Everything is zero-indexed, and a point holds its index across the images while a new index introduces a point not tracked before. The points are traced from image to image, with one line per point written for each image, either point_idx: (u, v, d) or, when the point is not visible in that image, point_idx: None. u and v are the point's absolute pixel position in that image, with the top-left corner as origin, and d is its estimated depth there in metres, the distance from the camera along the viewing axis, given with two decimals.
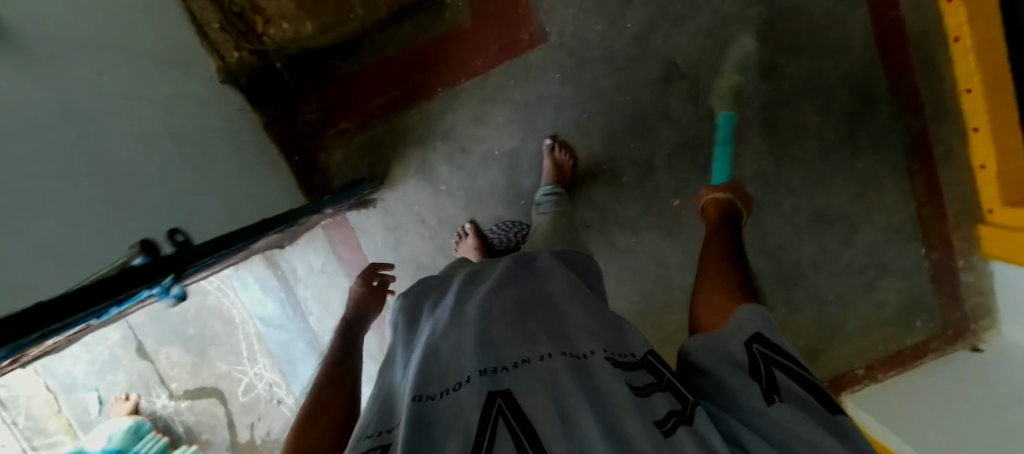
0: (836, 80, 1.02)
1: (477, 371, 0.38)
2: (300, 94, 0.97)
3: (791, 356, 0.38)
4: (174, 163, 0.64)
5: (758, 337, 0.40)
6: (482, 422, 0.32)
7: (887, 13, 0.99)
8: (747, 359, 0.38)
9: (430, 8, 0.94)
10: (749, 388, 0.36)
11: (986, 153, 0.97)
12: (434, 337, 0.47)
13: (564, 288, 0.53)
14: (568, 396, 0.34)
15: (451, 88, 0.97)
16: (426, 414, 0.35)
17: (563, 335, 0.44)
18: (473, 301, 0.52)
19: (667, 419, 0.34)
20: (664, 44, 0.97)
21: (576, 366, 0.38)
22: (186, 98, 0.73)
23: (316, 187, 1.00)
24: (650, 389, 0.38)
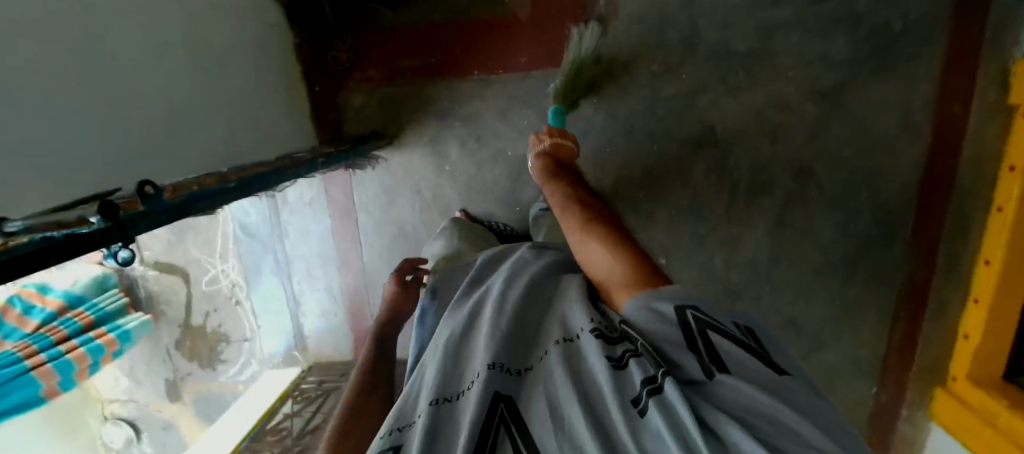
0: (864, 203, 0.99)
1: (485, 364, 0.37)
2: (338, 29, 0.95)
3: (718, 321, 0.37)
4: (184, 71, 0.64)
5: (694, 304, 0.38)
6: (485, 427, 0.32)
7: (944, 159, 0.94)
8: (683, 326, 0.36)
9: None
10: (688, 361, 0.33)
11: (975, 325, 0.93)
12: (452, 319, 0.46)
13: (573, 277, 0.51)
14: (558, 386, 0.34)
15: (487, 75, 0.95)
16: (442, 424, 0.34)
17: (559, 319, 0.43)
18: (490, 282, 0.50)
19: (639, 394, 0.31)
20: (710, 107, 0.94)
21: (567, 354, 0.37)
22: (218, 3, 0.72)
23: (329, 123, 1.00)
24: (625, 357, 0.34)
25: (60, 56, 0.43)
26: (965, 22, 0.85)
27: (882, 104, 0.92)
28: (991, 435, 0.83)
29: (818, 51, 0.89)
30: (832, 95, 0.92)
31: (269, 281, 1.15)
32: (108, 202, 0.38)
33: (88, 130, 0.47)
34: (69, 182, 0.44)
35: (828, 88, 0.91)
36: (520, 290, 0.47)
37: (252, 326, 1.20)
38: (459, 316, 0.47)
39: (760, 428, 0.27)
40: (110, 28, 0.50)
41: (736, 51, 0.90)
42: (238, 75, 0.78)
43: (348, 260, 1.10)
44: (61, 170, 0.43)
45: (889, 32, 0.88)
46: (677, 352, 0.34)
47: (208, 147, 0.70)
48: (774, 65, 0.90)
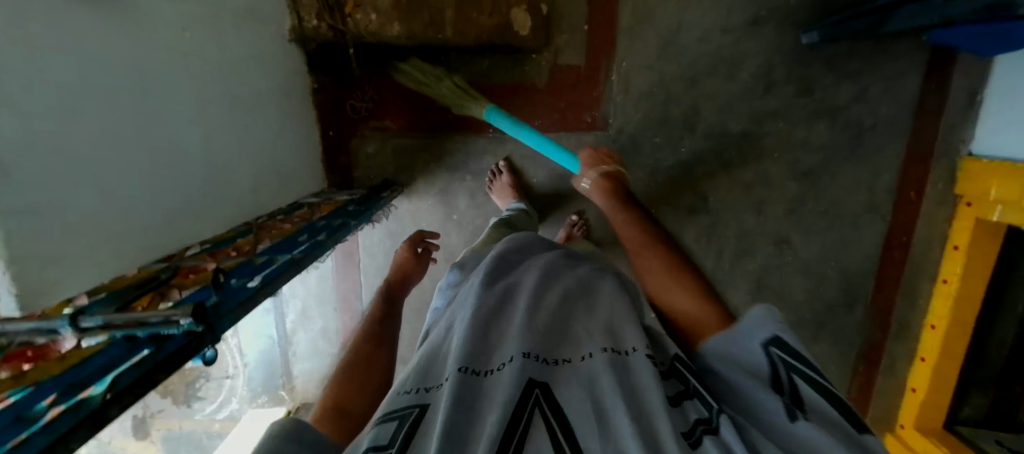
0: (832, 271, 1.09)
1: (521, 353, 0.41)
2: (358, 80, 0.95)
3: (808, 364, 0.40)
4: (219, 129, 0.65)
5: (776, 339, 0.42)
6: (522, 405, 0.36)
7: (899, 236, 1.06)
8: (770, 369, 0.41)
9: (516, 55, 0.94)
10: (772, 402, 0.37)
11: (921, 380, 1.08)
12: (479, 310, 0.50)
13: (610, 284, 0.56)
14: (606, 393, 0.37)
15: (502, 133, 0.98)
16: (471, 388, 0.39)
17: (605, 330, 0.46)
18: (523, 287, 0.55)
19: (692, 429, 0.35)
20: (704, 179, 1.02)
21: (615, 362, 0.41)
22: (251, 57, 0.74)
23: (339, 168, 1.00)
24: (679, 398, 0.39)
25: (111, 136, 0.43)
26: (921, 124, 0.98)
27: (853, 185, 1.02)
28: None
29: (801, 137, 0.99)
30: (810, 176, 1.01)
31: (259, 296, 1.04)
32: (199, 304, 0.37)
33: (130, 196, 0.47)
34: (102, 249, 0.43)
35: (808, 169, 1.01)
36: (561, 299, 0.52)
37: (236, 363, 1.07)
38: (489, 305, 0.51)
39: None
40: (157, 100, 0.51)
41: (730, 130, 0.98)
42: (266, 121, 0.79)
43: (346, 301, 1.11)
44: (101, 242, 0.43)
45: (862, 125, 0.98)
46: (761, 388, 0.38)
47: (240, 200, 0.71)
48: (763, 147, 0.99)
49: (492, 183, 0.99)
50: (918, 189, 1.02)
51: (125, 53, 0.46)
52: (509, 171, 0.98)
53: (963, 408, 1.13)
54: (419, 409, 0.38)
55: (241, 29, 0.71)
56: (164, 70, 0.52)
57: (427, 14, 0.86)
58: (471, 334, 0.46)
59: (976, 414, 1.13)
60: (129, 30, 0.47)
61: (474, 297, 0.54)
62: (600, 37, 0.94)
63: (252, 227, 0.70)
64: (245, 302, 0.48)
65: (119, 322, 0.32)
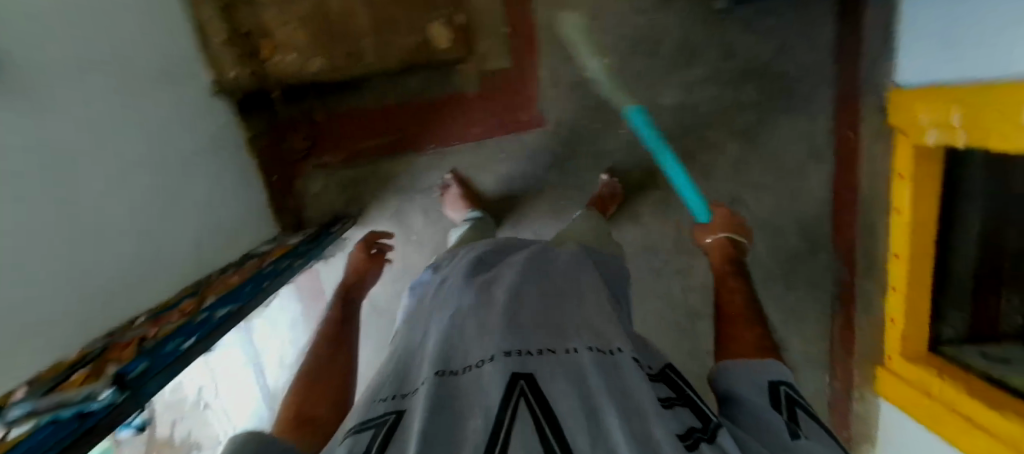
0: (790, 221, 1.12)
1: (501, 352, 0.42)
2: (291, 122, 0.96)
3: (810, 407, 0.48)
4: (148, 195, 0.65)
5: (785, 382, 0.51)
6: (509, 395, 0.36)
7: (846, 177, 1.09)
8: (774, 396, 0.48)
9: (440, 70, 0.96)
10: (778, 421, 0.43)
11: (897, 311, 1.08)
12: (460, 316, 0.52)
13: (591, 281, 0.61)
14: (595, 391, 0.38)
15: (442, 148, 1.00)
16: (449, 388, 0.40)
17: (588, 327, 0.49)
18: (500, 287, 0.56)
19: (691, 435, 0.37)
20: (648, 156, 1.04)
21: (602, 360, 0.43)
22: (169, 119, 0.74)
23: (289, 211, 1.00)
24: (672, 403, 0.44)
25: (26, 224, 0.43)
26: (843, 66, 1.02)
27: (790, 137, 1.05)
28: (929, 403, 0.97)
29: (731, 99, 1.01)
30: (748, 135, 1.04)
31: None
32: (118, 376, 0.39)
33: (53, 282, 0.46)
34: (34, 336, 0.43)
35: (744, 129, 1.04)
36: (540, 297, 0.54)
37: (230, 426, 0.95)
38: (469, 308, 0.53)
39: None
40: (74, 178, 0.51)
41: (664, 105, 1.01)
42: (199, 178, 0.79)
43: None
44: (28, 330, 0.42)
45: (787, 78, 1.01)
46: (765, 410, 0.45)
47: (180, 264, 0.70)
48: (698, 115, 1.02)
49: (443, 197, 0.99)
50: (855, 129, 1.05)
51: (38, 141, 0.47)
52: (458, 182, 0.99)
53: (944, 329, 1.10)
54: (396, 415, 0.38)
55: (159, 91, 0.72)
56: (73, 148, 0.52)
57: (344, 44, 0.86)
58: (448, 338, 0.48)
59: (958, 335, 1.10)
60: (36, 115, 0.48)
61: (455, 305, 0.56)
62: (521, 38, 0.95)
63: (200, 284, 0.69)
64: (176, 362, 0.47)
65: (47, 406, 0.32)
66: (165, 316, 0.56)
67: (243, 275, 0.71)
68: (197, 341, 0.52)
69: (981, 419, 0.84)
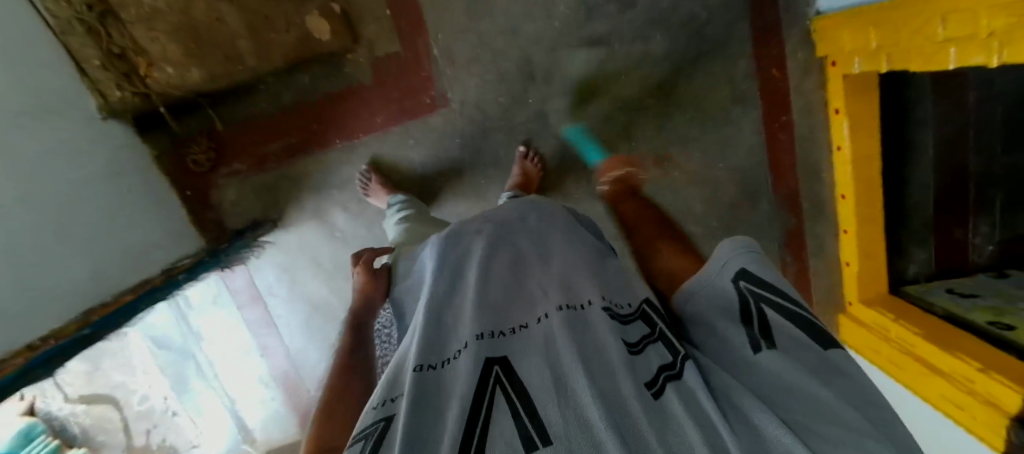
0: (724, 172, 1.07)
1: (474, 336, 0.37)
2: (190, 134, 0.96)
3: (781, 294, 0.39)
4: (45, 227, 0.66)
5: (744, 272, 0.42)
6: (481, 389, 0.31)
7: (778, 119, 1.03)
8: (738, 300, 0.41)
9: (330, 62, 0.94)
10: (738, 338, 0.38)
11: (851, 252, 1.02)
12: (433, 293, 0.46)
13: (563, 231, 0.55)
14: (562, 354, 0.33)
15: (349, 141, 0.98)
16: (431, 387, 0.34)
17: (561, 287, 0.44)
18: (472, 258, 0.50)
19: (655, 378, 0.33)
20: (562, 123, 1.00)
21: (570, 316, 0.38)
22: (54, 152, 0.73)
23: (209, 224, 1.01)
24: (644, 343, 0.37)
25: None
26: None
27: (711, 84, 1.00)
28: (888, 350, 0.88)
29: (642, 51, 0.96)
30: (665, 88, 1.00)
31: (159, 310, 0.87)
32: None
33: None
34: None
35: (660, 82, 0.99)
36: (512, 265, 0.49)
37: None
38: (443, 288, 0.47)
39: (781, 402, 0.31)
40: None
41: (569, 67, 0.96)
42: (93, 205, 0.78)
43: (268, 345, 1.10)
44: None
45: (698, 21, 0.95)
46: (727, 328, 0.40)
47: (88, 290, 0.71)
48: (608, 72, 0.97)
49: (366, 191, 0.97)
50: (782, 65, 0.99)
51: None
52: (375, 172, 0.98)
53: (908, 266, 1.00)
54: (386, 423, 0.32)
55: (46, 121, 0.73)
56: None
57: (219, 51, 0.85)
58: (424, 321, 0.42)
59: (925, 270, 1.00)
60: None
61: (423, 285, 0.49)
62: (405, 19, 0.92)
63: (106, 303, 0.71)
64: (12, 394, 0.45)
65: None
66: (55, 334, 0.56)
67: (136, 291, 0.73)
68: (40, 366, 0.50)
69: (939, 366, 0.75)
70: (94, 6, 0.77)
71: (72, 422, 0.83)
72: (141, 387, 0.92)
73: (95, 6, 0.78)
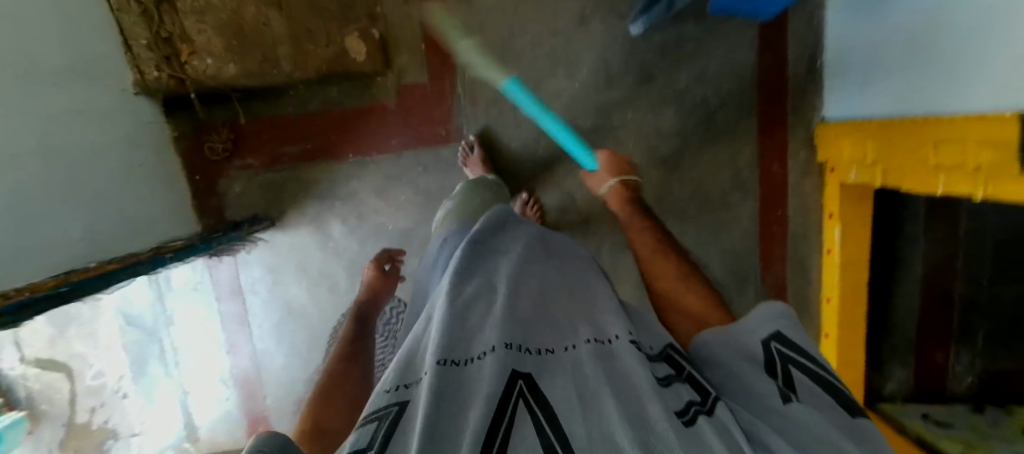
0: (716, 252, 1.09)
1: (503, 344, 0.36)
2: (212, 124, 0.99)
3: (812, 357, 0.39)
4: (53, 180, 0.68)
5: (778, 334, 0.41)
6: (506, 398, 0.30)
7: (773, 210, 1.07)
8: (766, 360, 0.40)
9: (360, 80, 0.99)
10: (766, 386, 0.36)
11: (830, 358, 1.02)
12: (460, 295, 0.45)
13: (594, 275, 0.57)
14: (590, 380, 0.33)
15: (362, 157, 1.01)
16: (452, 382, 0.33)
17: (590, 324, 0.44)
18: (501, 275, 0.50)
19: (687, 408, 0.32)
20: (567, 177, 1.04)
21: (599, 352, 0.38)
22: (77, 110, 0.75)
23: (209, 211, 1.03)
24: (671, 379, 0.37)
25: None
26: (764, 96, 1.03)
27: (714, 166, 1.06)
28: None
29: (652, 124, 1.03)
30: (669, 162, 1.05)
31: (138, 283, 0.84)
32: None
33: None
34: None
35: (665, 155, 1.04)
36: (540, 290, 0.49)
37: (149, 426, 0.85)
38: (470, 292, 0.46)
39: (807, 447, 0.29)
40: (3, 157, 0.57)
41: (582, 127, 1.02)
42: (102, 169, 0.80)
43: (236, 343, 1.08)
44: None
45: (709, 105, 1.03)
46: (753, 373, 0.38)
47: (79, 247, 0.71)
48: (618, 138, 1.02)
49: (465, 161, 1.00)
50: (782, 157, 1.05)
51: None
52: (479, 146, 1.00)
53: (885, 384, 0.99)
54: (399, 408, 0.31)
55: (82, 87, 0.76)
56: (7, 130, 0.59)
57: (259, 52, 0.89)
58: (447, 317, 0.41)
59: (902, 390, 0.98)
60: None
61: (445, 285, 0.49)
62: (438, 55, 0.99)
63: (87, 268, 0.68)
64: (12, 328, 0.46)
65: None
66: (31, 285, 0.53)
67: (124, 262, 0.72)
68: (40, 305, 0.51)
69: None
70: None
71: (19, 384, 0.70)
72: (100, 362, 0.81)
73: None
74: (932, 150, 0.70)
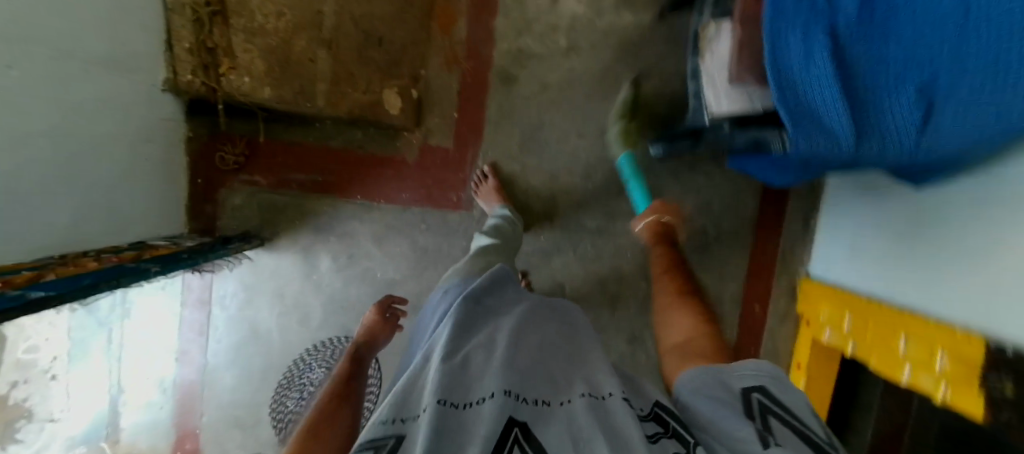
0: None
1: (501, 391, 0.40)
2: (230, 136, 0.99)
3: (789, 409, 0.40)
4: (66, 168, 0.67)
5: (761, 388, 0.43)
6: (501, 443, 0.35)
7: (745, 346, 1.11)
8: (747, 408, 0.41)
9: (386, 130, 1.01)
10: (746, 430, 0.38)
11: None
12: (462, 343, 0.50)
13: (591, 339, 0.59)
14: (584, 431, 0.37)
15: (369, 201, 1.02)
16: (450, 422, 0.37)
17: (586, 379, 0.47)
18: (504, 327, 0.54)
19: None
20: (561, 268, 1.06)
21: (595, 405, 0.41)
22: (104, 97, 0.74)
23: (201, 216, 1.01)
24: (658, 437, 0.39)
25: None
26: (757, 239, 1.09)
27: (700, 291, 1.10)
28: None
29: None
30: None
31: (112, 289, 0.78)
32: None
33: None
34: None
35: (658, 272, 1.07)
36: (541, 344, 0.52)
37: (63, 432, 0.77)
38: (474, 340, 0.50)
39: None
40: (25, 145, 0.58)
41: (586, 226, 1.05)
42: (110, 158, 0.78)
43: (189, 351, 1.04)
44: None
45: (706, 234, 1.08)
46: (735, 420, 0.39)
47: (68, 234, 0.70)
48: (617, 244, 1.06)
49: (478, 188, 1.01)
50: (763, 300, 1.10)
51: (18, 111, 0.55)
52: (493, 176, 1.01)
53: None
54: (396, 441, 0.36)
55: (111, 76, 0.75)
56: (37, 117, 0.59)
57: (297, 83, 0.90)
58: (449, 361, 0.45)
59: None
60: (27, 90, 0.57)
61: (447, 330, 0.53)
62: (466, 126, 1.02)
63: (57, 260, 0.64)
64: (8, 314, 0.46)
65: None
66: (7, 277, 0.50)
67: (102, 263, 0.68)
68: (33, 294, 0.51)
69: None
70: (211, 3, 0.84)
71: None
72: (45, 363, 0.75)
73: (211, 4, 0.84)
74: (900, 343, 0.75)
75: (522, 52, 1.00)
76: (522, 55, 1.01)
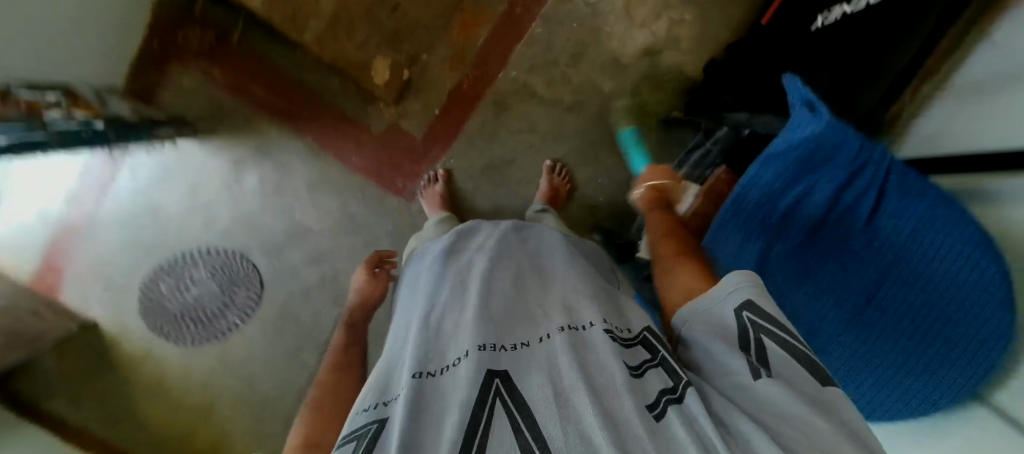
0: None
1: (476, 346, 0.36)
2: (204, 21, 0.93)
3: (784, 326, 0.33)
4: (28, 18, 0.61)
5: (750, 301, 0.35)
6: (480, 400, 0.31)
7: None
8: (738, 330, 0.34)
9: (365, 93, 0.98)
10: (735, 364, 0.32)
11: None
12: (435, 305, 0.46)
13: (564, 259, 0.55)
14: (563, 373, 0.32)
15: (317, 147, 1.00)
16: (428, 394, 0.34)
17: (564, 312, 0.43)
18: (475, 270, 0.51)
19: (656, 399, 0.31)
20: None
21: (576, 343, 0.36)
22: None
23: (142, 83, 0.95)
24: (644, 367, 0.35)
25: None
26: None
27: None
28: None
29: None
30: None
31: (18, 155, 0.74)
32: None
33: None
34: None
35: None
36: (512, 281, 0.49)
37: None
38: (443, 298, 0.48)
39: (783, 436, 0.27)
40: None
41: None
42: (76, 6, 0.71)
43: (81, 199, 1.01)
44: None
45: None
46: (721, 349, 0.34)
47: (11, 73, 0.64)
48: None
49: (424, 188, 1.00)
50: None
51: None
52: (443, 181, 1.00)
53: None
54: (379, 426, 0.32)
55: None
56: None
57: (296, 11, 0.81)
58: (421, 331, 0.42)
59: None
60: None
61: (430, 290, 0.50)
62: (443, 129, 1.00)
63: None
64: None
65: None
66: None
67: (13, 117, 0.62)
68: None
69: None
70: None
71: None
72: None
73: None
74: None
75: (526, 87, 0.97)
76: (526, 89, 0.97)
